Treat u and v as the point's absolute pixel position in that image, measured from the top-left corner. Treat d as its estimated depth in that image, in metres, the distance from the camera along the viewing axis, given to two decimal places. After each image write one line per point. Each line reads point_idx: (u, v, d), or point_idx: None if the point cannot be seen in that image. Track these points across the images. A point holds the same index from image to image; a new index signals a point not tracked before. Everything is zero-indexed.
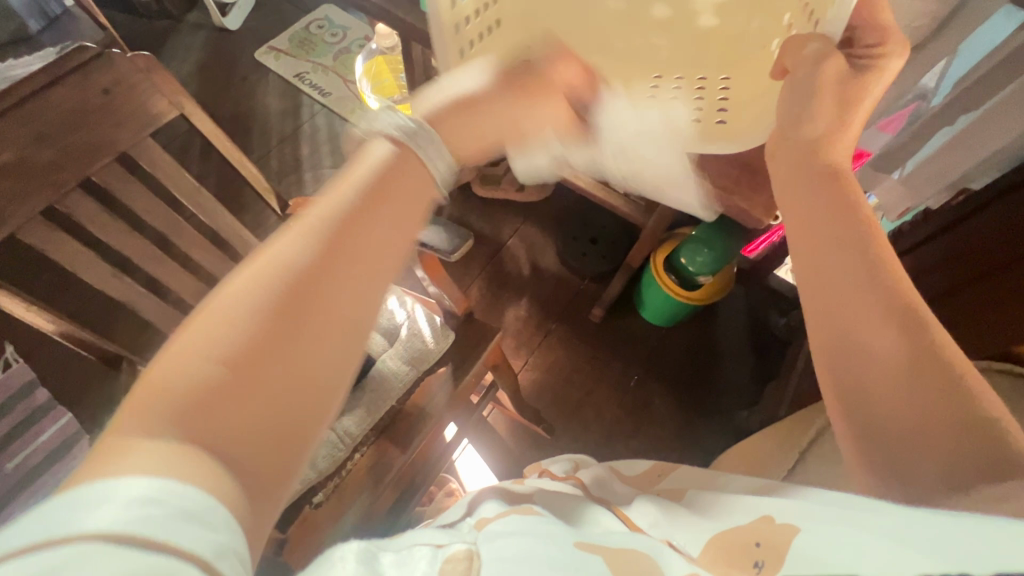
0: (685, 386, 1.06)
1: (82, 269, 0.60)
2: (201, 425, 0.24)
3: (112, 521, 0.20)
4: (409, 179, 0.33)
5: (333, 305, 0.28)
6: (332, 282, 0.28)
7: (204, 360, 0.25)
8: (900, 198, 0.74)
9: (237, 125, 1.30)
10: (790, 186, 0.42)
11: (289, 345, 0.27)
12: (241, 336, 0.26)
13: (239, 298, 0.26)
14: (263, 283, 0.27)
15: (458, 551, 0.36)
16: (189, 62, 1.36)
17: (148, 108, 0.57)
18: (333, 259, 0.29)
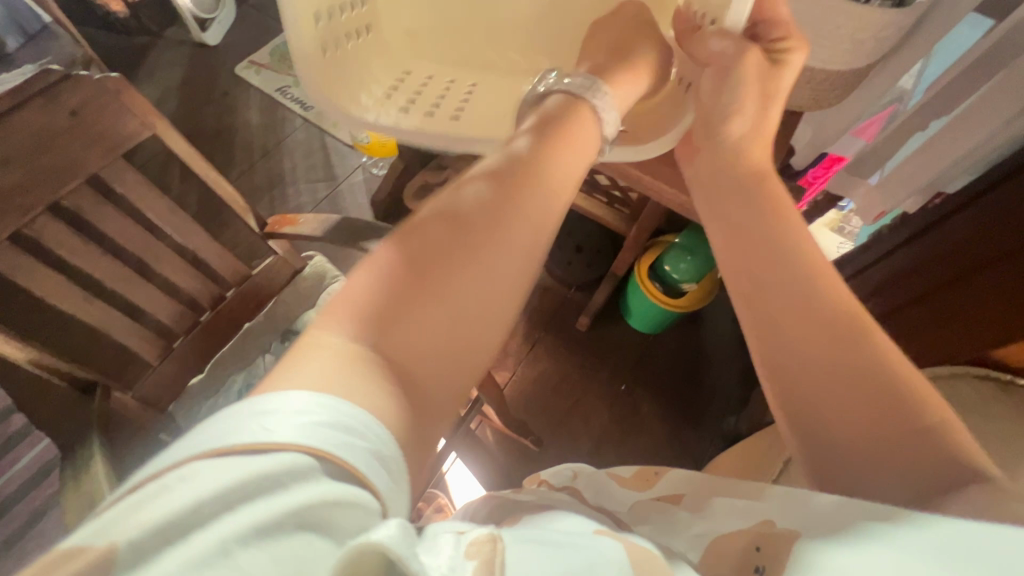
0: (674, 392, 1.06)
1: (53, 293, 0.59)
2: (377, 344, 0.28)
3: (311, 431, 0.23)
4: (555, 172, 0.38)
5: (485, 268, 0.32)
6: (490, 245, 0.33)
7: (375, 290, 0.30)
8: (874, 203, 0.74)
9: (218, 141, 1.28)
10: (715, 185, 0.48)
11: (448, 294, 0.31)
12: (410, 268, 0.31)
13: (410, 245, 0.31)
14: (430, 235, 0.32)
15: (480, 534, 0.30)
16: (167, 78, 1.35)
17: (120, 129, 0.56)
18: (491, 228, 0.33)
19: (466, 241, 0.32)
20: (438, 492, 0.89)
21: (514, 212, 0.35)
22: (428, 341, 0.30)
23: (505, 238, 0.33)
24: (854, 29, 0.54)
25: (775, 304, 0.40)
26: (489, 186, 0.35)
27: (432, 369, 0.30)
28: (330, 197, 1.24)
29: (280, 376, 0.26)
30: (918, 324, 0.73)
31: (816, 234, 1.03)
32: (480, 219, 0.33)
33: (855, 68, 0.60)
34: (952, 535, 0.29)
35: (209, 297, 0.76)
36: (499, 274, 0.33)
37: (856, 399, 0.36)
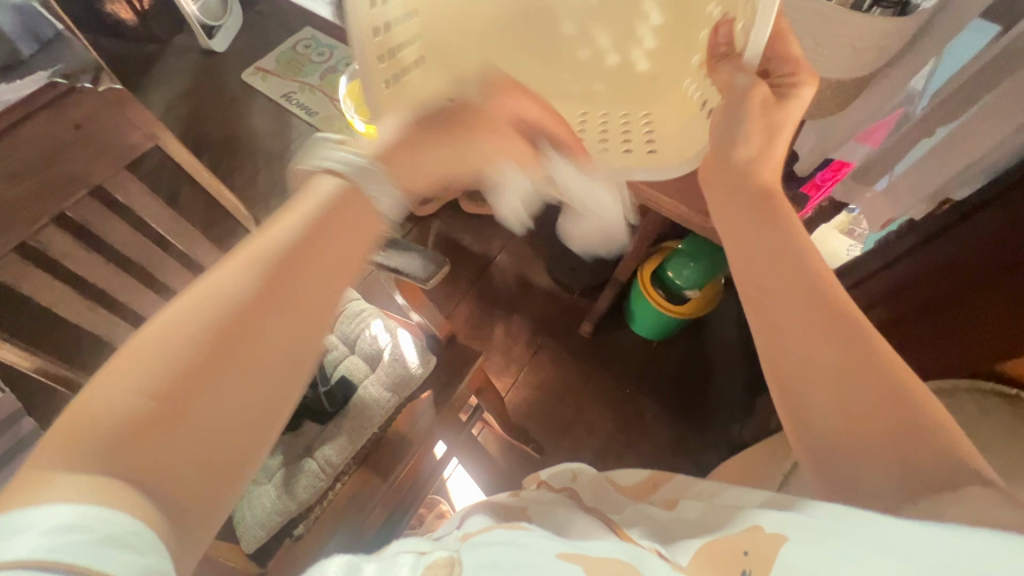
0: (678, 399, 1.06)
1: (60, 302, 0.60)
2: (118, 460, 0.24)
3: (43, 542, 0.21)
4: (357, 217, 0.32)
5: (251, 362, 0.27)
6: (256, 330, 0.28)
7: (131, 390, 0.25)
8: (881, 209, 0.73)
9: (225, 148, 1.30)
10: (727, 208, 0.44)
11: (198, 399, 0.26)
12: (177, 364, 0.25)
13: (164, 328, 0.26)
14: (190, 318, 0.26)
15: (439, 557, 0.36)
16: (175, 85, 1.36)
17: (124, 142, 0.56)
18: (268, 299, 0.28)
19: (225, 329, 0.27)
20: (440, 498, 0.90)
21: (297, 291, 0.29)
22: (171, 460, 0.25)
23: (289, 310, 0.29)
24: (857, 37, 0.54)
25: (788, 340, 0.38)
26: (275, 252, 0.29)
27: (188, 478, 0.25)
28: None
29: (26, 491, 0.23)
30: (932, 330, 0.71)
31: (824, 237, 1.02)
32: (246, 300, 0.27)
33: (859, 76, 0.59)
34: (920, 542, 0.29)
35: None
36: (267, 364, 0.28)
37: (884, 438, 0.36)
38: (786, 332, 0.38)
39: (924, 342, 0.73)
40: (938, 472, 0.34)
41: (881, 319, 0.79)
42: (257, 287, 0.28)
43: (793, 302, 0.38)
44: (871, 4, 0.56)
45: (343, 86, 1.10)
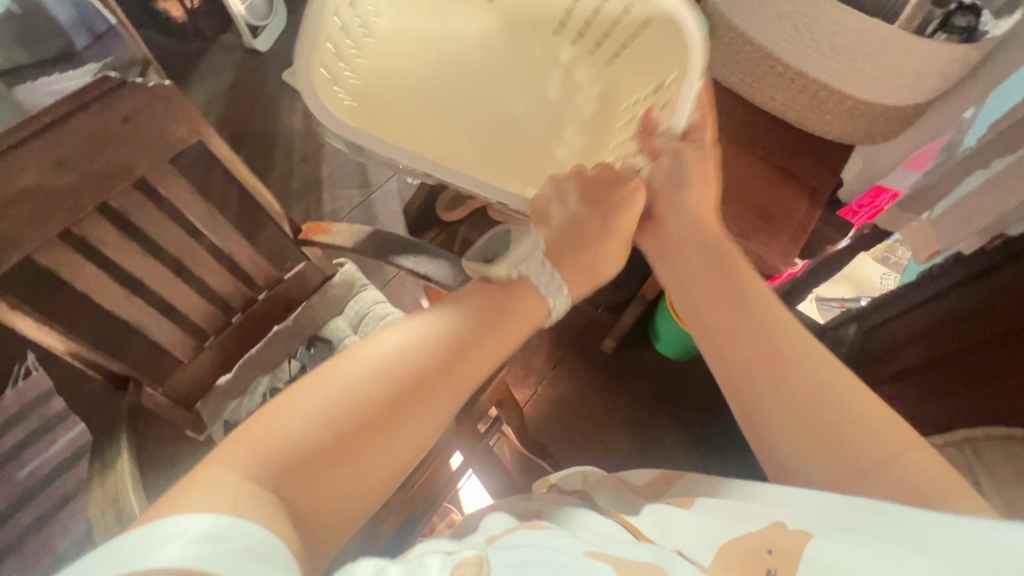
0: (699, 422, 1.03)
1: (95, 288, 0.61)
2: (279, 488, 0.30)
3: (194, 549, 0.24)
4: (514, 321, 0.42)
5: (411, 423, 0.35)
6: (412, 405, 0.35)
7: (309, 425, 0.32)
8: (928, 239, 0.69)
9: (261, 145, 1.32)
10: (682, 248, 0.51)
11: (356, 452, 0.33)
12: (327, 423, 0.32)
13: (352, 371, 0.35)
14: (367, 369, 0.35)
15: (467, 555, 0.34)
16: (218, 82, 1.40)
17: (168, 136, 0.57)
18: (411, 385, 0.35)
19: (404, 388, 0.35)
20: (452, 507, 0.88)
21: (459, 369, 0.38)
22: (329, 484, 0.32)
23: (428, 399, 0.36)
24: (916, 63, 0.52)
25: (739, 358, 0.41)
26: (438, 327, 0.38)
27: (333, 510, 0.32)
28: (364, 204, 1.26)
29: (182, 500, 0.27)
30: (958, 382, 0.67)
31: (859, 264, 0.99)
32: (421, 369, 0.36)
33: (914, 102, 0.57)
34: (948, 536, 0.26)
35: (241, 300, 0.77)
36: (416, 425, 0.35)
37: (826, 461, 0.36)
38: (731, 351, 0.42)
39: (948, 395, 0.69)
40: (926, 476, 0.33)
41: (915, 358, 0.75)
42: (431, 355, 0.37)
43: (745, 335, 0.42)
44: (936, 29, 0.54)
45: None
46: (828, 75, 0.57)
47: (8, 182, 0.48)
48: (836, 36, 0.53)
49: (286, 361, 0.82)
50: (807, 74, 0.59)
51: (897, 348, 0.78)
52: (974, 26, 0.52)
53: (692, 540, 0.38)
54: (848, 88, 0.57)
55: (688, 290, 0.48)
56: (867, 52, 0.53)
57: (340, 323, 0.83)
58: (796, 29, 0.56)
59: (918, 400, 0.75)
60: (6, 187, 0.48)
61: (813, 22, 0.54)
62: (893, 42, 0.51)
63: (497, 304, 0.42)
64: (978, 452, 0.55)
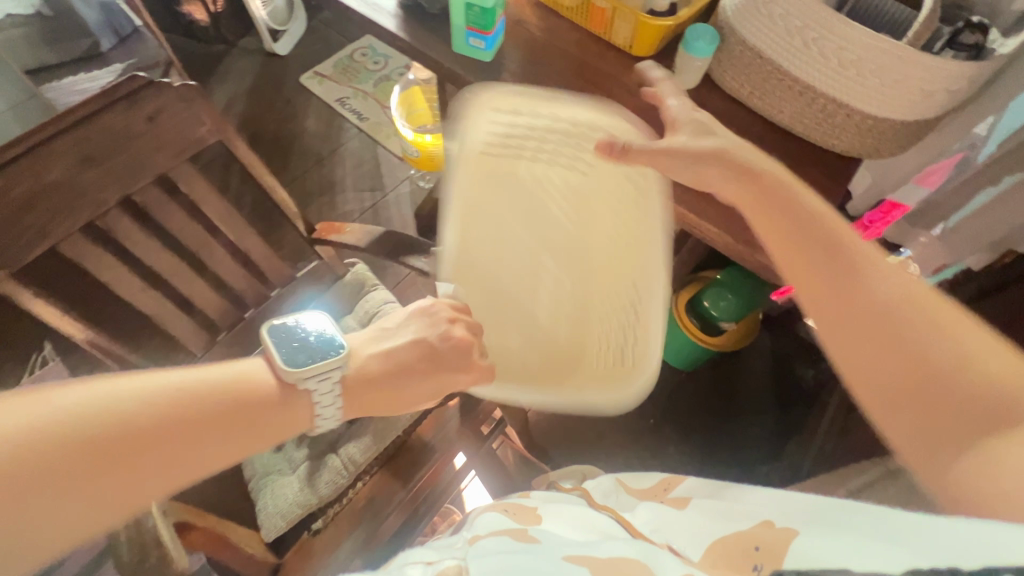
0: (703, 432, 1.03)
1: (116, 281, 0.63)
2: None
3: None
4: (283, 416, 0.42)
5: (134, 484, 0.33)
6: (157, 459, 0.34)
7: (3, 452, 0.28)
8: (931, 256, 0.69)
9: (278, 147, 1.35)
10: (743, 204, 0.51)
11: (68, 484, 0.30)
12: (42, 445, 0.30)
13: (66, 405, 0.31)
14: (85, 409, 0.32)
15: (447, 568, 0.37)
16: (238, 84, 1.43)
17: (190, 135, 0.59)
18: (155, 438, 0.34)
19: (165, 436, 0.34)
20: (454, 508, 0.89)
21: (208, 437, 0.36)
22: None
23: (171, 457, 0.34)
24: (923, 78, 0.53)
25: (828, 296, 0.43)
26: (206, 386, 0.37)
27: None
28: (376, 207, 1.28)
29: None
30: None
31: None
32: (157, 428, 0.34)
33: (922, 117, 0.58)
34: (931, 533, 0.27)
35: (254, 296, 0.79)
36: (138, 485, 0.33)
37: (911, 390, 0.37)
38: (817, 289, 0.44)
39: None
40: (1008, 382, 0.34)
41: None
42: (189, 413, 0.35)
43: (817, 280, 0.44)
44: (943, 45, 0.55)
45: (395, 96, 1.14)
46: (833, 89, 0.58)
47: (36, 175, 0.51)
48: (843, 51, 0.55)
49: None
50: (815, 88, 0.60)
51: None
52: (982, 42, 0.53)
53: (684, 539, 0.39)
54: (856, 102, 0.58)
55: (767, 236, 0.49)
56: (875, 67, 0.54)
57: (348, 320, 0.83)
58: (805, 44, 0.57)
59: None
60: (34, 180, 0.51)
61: (822, 37, 0.55)
62: (900, 58, 0.52)
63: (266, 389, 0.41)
64: None
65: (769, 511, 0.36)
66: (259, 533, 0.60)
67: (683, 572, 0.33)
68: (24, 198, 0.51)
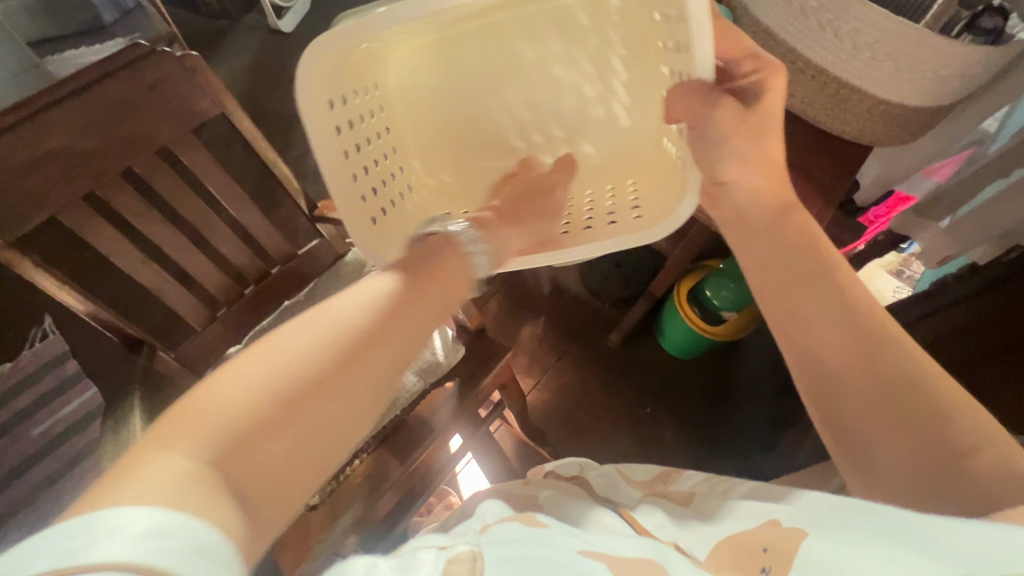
0: (699, 422, 1.03)
1: (117, 255, 0.63)
2: (230, 463, 0.24)
3: (140, 549, 0.19)
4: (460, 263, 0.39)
5: (353, 398, 0.28)
6: (376, 353, 0.29)
7: (259, 389, 0.25)
8: (941, 245, 0.71)
9: (281, 125, 1.33)
10: (743, 221, 0.49)
11: (312, 407, 0.26)
12: (276, 389, 0.25)
13: (289, 339, 0.27)
14: (309, 333, 0.28)
15: (462, 551, 0.35)
16: (241, 61, 1.41)
17: (191, 106, 0.58)
18: (373, 336, 0.29)
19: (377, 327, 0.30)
20: (450, 490, 0.88)
21: (410, 320, 0.32)
22: (264, 460, 0.25)
23: (395, 341, 0.30)
24: (939, 63, 0.52)
25: (807, 320, 0.41)
26: (384, 277, 0.33)
27: (281, 490, 0.25)
28: None
29: (110, 493, 0.21)
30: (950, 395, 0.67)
31: (871, 275, 0.96)
32: (380, 318, 0.30)
33: (937, 104, 0.57)
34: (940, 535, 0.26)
35: (254, 273, 0.78)
36: (376, 383, 0.29)
37: (890, 422, 0.35)
38: (801, 317, 0.41)
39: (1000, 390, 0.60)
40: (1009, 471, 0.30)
41: None
42: (388, 308, 0.31)
43: (829, 338, 0.39)
44: (962, 30, 0.53)
45: None
46: (847, 72, 0.57)
47: (34, 143, 0.50)
48: (859, 33, 0.53)
49: None
50: (828, 71, 0.58)
51: None
52: (1001, 27, 0.52)
53: (689, 537, 0.40)
54: (870, 86, 0.57)
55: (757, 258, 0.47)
56: (890, 49, 0.52)
57: None
58: (820, 26, 0.56)
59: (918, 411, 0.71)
60: (31, 148, 0.50)
61: (837, 18, 0.53)
62: (916, 41, 0.51)
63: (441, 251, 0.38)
64: None
65: (775, 511, 0.36)
66: None
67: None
68: (21, 165, 0.50)
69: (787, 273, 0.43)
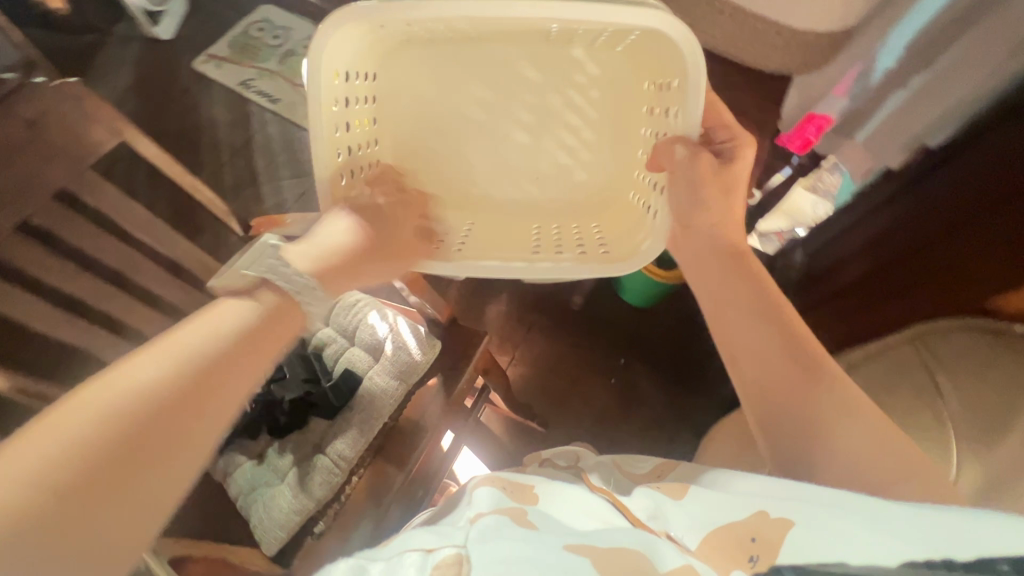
0: (670, 366, 1.08)
1: (31, 318, 0.56)
2: (6, 561, 0.23)
3: None
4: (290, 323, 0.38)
5: (156, 469, 0.28)
6: (179, 424, 0.29)
7: (26, 486, 0.24)
8: (861, 160, 0.78)
9: (183, 143, 1.22)
10: (700, 266, 0.52)
11: (111, 493, 0.26)
12: (55, 482, 0.25)
13: (67, 434, 0.26)
14: (102, 417, 0.27)
15: (447, 556, 0.38)
16: (121, 78, 1.27)
17: (85, 139, 0.52)
18: (170, 409, 0.29)
19: (173, 400, 0.29)
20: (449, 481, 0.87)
21: (224, 383, 0.32)
22: (59, 547, 0.24)
23: (203, 408, 0.30)
24: None
25: (756, 364, 0.45)
26: (194, 342, 0.32)
27: (85, 570, 0.25)
28: (309, 193, 1.19)
29: None
30: (869, 297, 0.75)
31: None
32: (171, 393, 0.29)
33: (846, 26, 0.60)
34: (938, 525, 0.30)
35: (198, 307, 0.73)
36: (175, 464, 0.29)
37: (840, 457, 0.40)
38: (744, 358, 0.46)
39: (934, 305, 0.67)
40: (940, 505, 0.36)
41: (853, 274, 0.77)
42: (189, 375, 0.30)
43: (778, 386, 0.43)
44: None
45: None
46: None
47: None
48: None
49: None
50: None
51: (835, 270, 0.80)
52: None
53: (680, 523, 0.41)
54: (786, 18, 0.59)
55: (711, 295, 0.50)
56: None
57: None
58: None
59: (857, 311, 0.78)
60: None
61: None
62: None
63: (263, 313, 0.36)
64: (937, 350, 0.61)
65: (757, 501, 0.38)
66: (258, 550, 0.57)
67: (682, 561, 0.35)
68: None
69: (743, 314, 0.47)
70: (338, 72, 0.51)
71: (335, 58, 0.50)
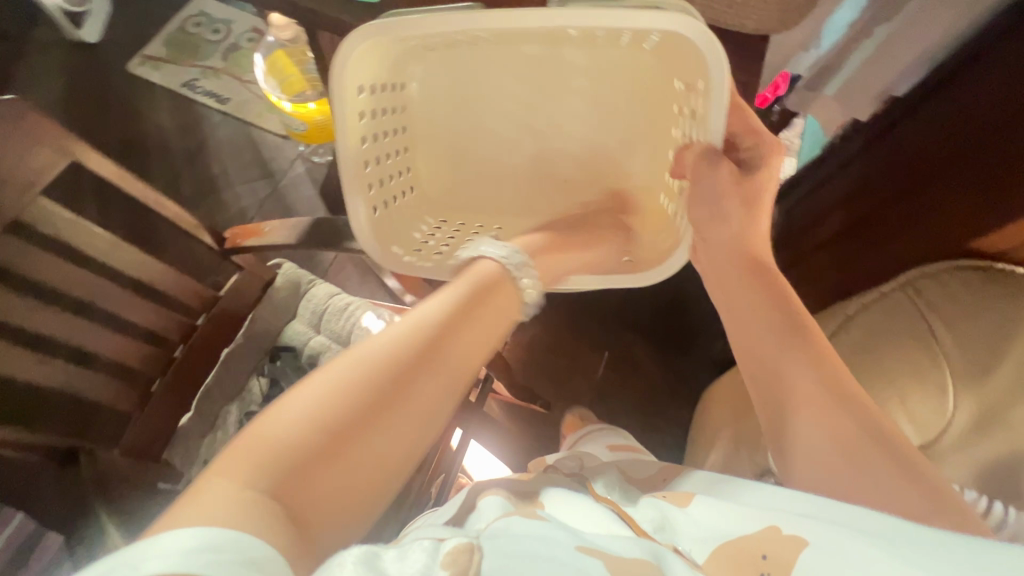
0: (661, 334, 1.09)
1: None
2: (278, 488, 0.28)
3: None
4: (496, 305, 0.39)
5: (393, 433, 0.32)
6: (412, 393, 0.33)
7: (300, 428, 0.29)
8: (830, 113, 0.74)
9: (130, 155, 1.14)
10: (722, 285, 0.54)
11: (354, 449, 0.30)
12: (317, 429, 0.30)
13: (322, 391, 0.31)
14: (343, 384, 0.31)
15: (458, 543, 0.34)
16: (49, 89, 1.17)
17: (29, 165, 0.47)
18: (402, 382, 0.32)
19: (405, 371, 0.33)
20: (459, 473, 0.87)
21: (441, 367, 0.34)
22: (316, 481, 0.29)
23: (427, 382, 0.34)
24: None
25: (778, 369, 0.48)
26: (423, 319, 0.35)
27: (326, 511, 0.29)
28: (274, 195, 1.13)
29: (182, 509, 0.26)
30: (847, 250, 0.78)
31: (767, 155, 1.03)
32: (406, 363, 0.33)
33: None
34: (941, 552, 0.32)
35: (177, 330, 0.69)
36: (402, 433, 0.32)
37: (840, 458, 0.42)
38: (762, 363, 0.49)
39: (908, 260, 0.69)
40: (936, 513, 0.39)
41: (834, 226, 0.79)
42: (412, 354, 0.33)
43: (799, 391, 0.46)
44: None
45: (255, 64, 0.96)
46: None
47: None
48: None
49: (252, 380, 0.77)
50: None
51: (815, 224, 0.82)
52: None
53: (687, 535, 0.42)
54: None
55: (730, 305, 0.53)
56: None
57: (297, 325, 0.78)
58: None
59: (839, 261, 0.80)
60: None
61: None
62: None
63: (478, 292, 0.39)
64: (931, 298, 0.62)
65: (770, 516, 0.39)
66: None
67: None
68: None
69: (763, 327, 0.49)
70: (363, 76, 0.51)
71: (358, 70, 0.50)
